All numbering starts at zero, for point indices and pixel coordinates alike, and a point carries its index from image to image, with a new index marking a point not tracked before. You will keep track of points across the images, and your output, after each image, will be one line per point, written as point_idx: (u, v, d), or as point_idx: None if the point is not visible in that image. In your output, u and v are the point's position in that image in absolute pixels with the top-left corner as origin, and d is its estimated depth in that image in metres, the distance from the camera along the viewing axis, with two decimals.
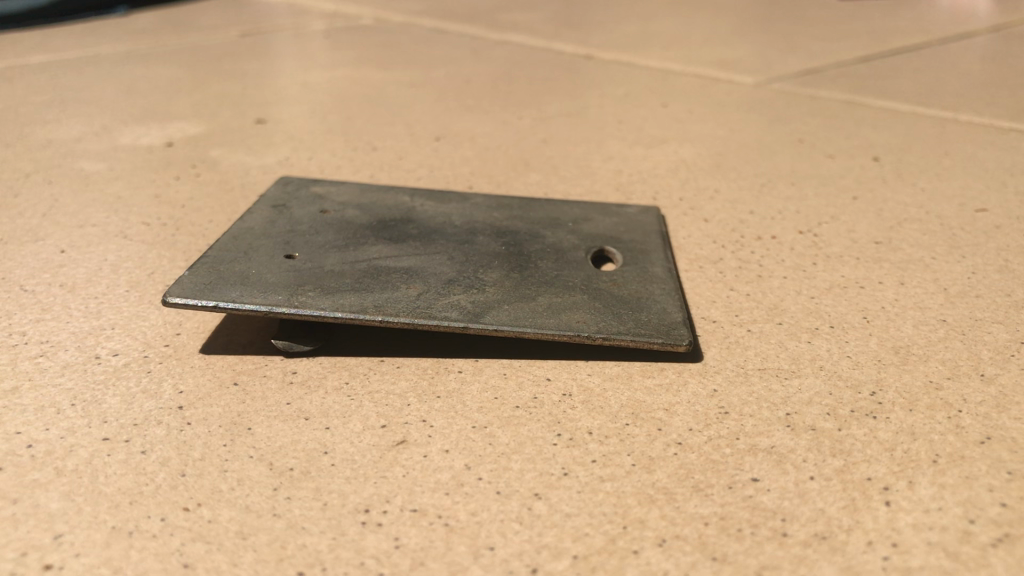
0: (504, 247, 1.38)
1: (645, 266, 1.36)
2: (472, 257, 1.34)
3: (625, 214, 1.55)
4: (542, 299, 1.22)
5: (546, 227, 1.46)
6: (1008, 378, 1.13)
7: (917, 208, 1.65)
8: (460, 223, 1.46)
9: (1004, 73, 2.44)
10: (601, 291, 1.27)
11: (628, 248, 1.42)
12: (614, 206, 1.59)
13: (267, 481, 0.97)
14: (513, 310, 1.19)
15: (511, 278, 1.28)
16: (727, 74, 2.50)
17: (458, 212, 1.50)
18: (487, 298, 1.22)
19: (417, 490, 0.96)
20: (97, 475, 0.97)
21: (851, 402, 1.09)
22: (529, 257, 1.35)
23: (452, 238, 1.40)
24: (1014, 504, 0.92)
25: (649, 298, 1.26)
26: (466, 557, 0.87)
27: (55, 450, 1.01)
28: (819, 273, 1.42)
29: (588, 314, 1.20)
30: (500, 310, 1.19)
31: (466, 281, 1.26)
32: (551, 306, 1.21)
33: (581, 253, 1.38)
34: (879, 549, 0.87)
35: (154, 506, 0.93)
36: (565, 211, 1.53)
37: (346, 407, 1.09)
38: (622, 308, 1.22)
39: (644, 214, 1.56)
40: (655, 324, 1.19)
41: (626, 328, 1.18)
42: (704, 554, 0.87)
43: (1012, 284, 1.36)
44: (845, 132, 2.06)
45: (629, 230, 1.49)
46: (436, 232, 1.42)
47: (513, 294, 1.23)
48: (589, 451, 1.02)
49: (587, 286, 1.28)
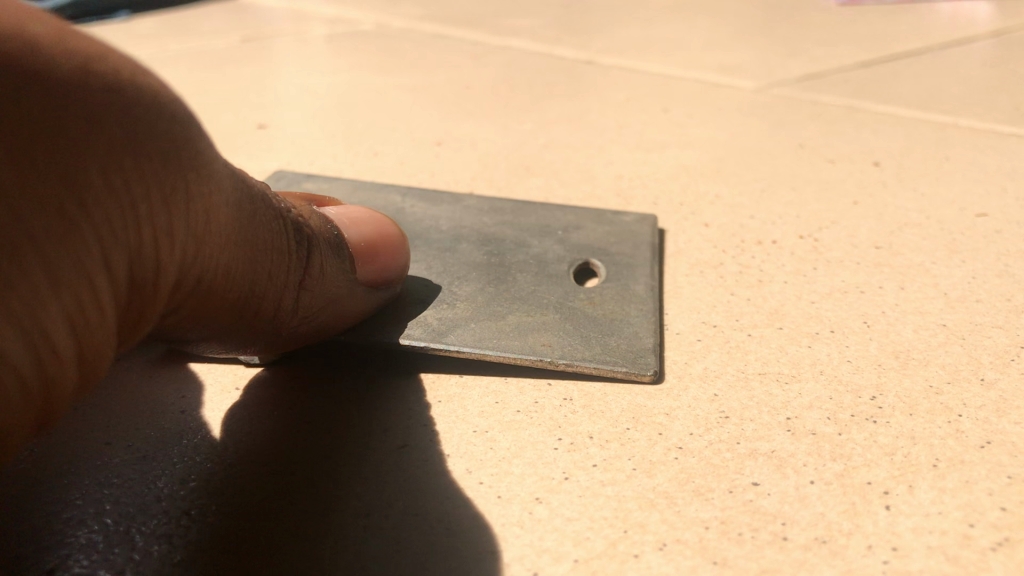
0: (485, 257, 1.38)
1: (626, 283, 1.35)
2: (449, 268, 1.35)
3: (619, 224, 1.55)
4: (512, 319, 1.22)
5: (538, 236, 1.47)
6: (1009, 382, 1.13)
7: (917, 213, 1.66)
8: (446, 227, 1.47)
9: (1003, 78, 2.46)
10: (574, 310, 1.26)
11: (613, 263, 1.41)
12: (610, 215, 1.58)
13: (252, 472, 1.00)
14: (482, 331, 1.19)
15: (483, 294, 1.29)
16: (728, 80, 2.51)
17: (447, 216, 1.51)
18: (455, 316, 1.22)
19: (418, 496, 0.97)
20: (102, 481, 0.99)
21: (851, 405, 1.10)
22: (508, 270, 1.35)
23: (433, 246, 1.41)
24: (1014, 508, 0.92)
25: (622, 320, 1.25)
26: (467, 563, 0.88)
27: (56, 458, 1.02)
28: (819, 277, 1.43)
29: (555, 337, 1.19)
30: (464, 329, 1.19)
31: (440, 297, 1.27)
32: (518, 325, 1.21)
33: (564, 266, 1.38)
34: (880, 553, 0.87)
35: (155, 510, 0.94)
36: (557, 218, 1.54)
37: (334, 403, 1.11)
38: (591, 330, 1.21)
39: (639, 224, 1.56)
40: (623, 350, 1.17)
41: (591, 353, 1.16)
42: (704, 558, 0.87)
43: (1013, 288, 1.36)
44: (846, 136, 2.07)
45: (618, 241, 1.48)
46: (421, 237, 1.44)
47: (482, 312, 1.24)
48: (590, 456, 1.02)
49: (562, 304, 1.27)
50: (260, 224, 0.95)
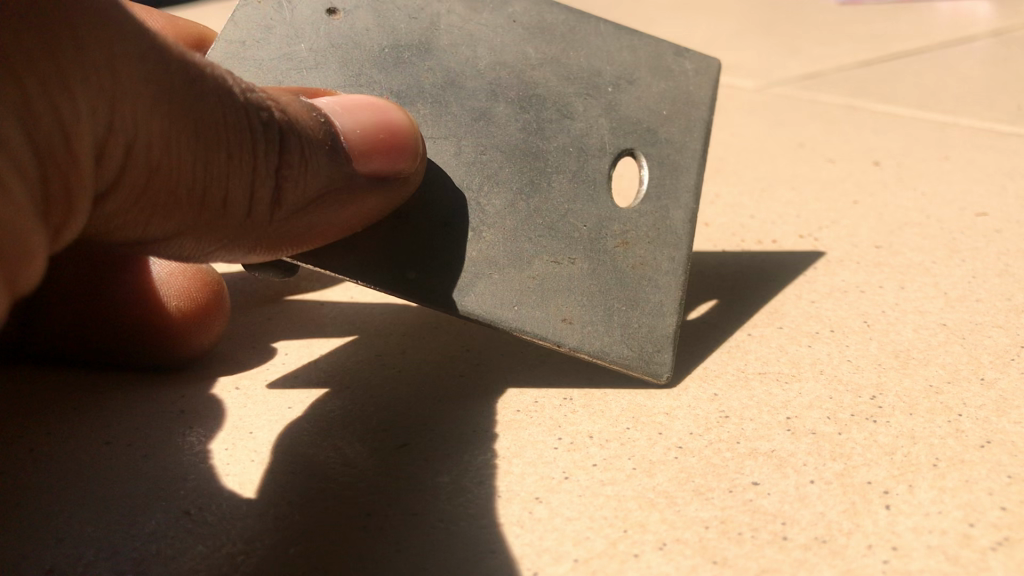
0: (522, 132, 1.25)
1: (664, 213, 1.28)
2: (483, 150, 1.22)
3: (675, 78, 1.39)
4: (539, 269, 1.18)
5: (582, 101, 1.31)
6: (1009, 382, 1.12)
7: (917, 212, 1.66)
8: (486, 72, 1.28)
9: (1004, 76, 2.45)
10: (604, 257, 1.21)
11: (658, 159, 1.32)
12: (667, 54, 1.41)
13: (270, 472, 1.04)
14: (515, 288, 1.16)
15: (516, 212, 1.20)
16: (728, 79, 2.51)
17: (486, 35, 1.31)
18: (483, 255, 1.16)
19: (418, 495, 0.98)
20: (110, 481, 1.03)
21: (850, 405, 1.10)
22: (544, 164, 1.24)
23: (468, 105, 1.24)
24: (1014, 507, 0.91)
25: (651, 275, 1.23)
26: (466, 563, 0.88)
27: (66, 461, 1.06)
28: (819, 276, 1.43)
29: (584, 306, 1.17)
30: (491, 286, 1.14)
31: (472, 216, 1.18)
32: (545, 281, 1.17)
33: (606, 167, 1.27)
34: (880, 552, 0.87)
35: (161, 508, 0.98)
36: (604, 60, 1.36)
37: (345, 400, 1.17)
38: (615, 297, 1.20)
39: (699, 85, 1.40)
40: (642, 339, 1.17)
41: (610, 342, 1.16)
42: (704, 557, 0.87)
43: (1013, 287, 1.36)
44: (846, 135, 2.08)
45: (668, 124, 1.36)
46: (456, 74, 1.26)
47: (512, 251, 1.18)
48: (590, 455, 1.03)
49: (593, 245, 1.21)
50: (209, 101, 0.87)
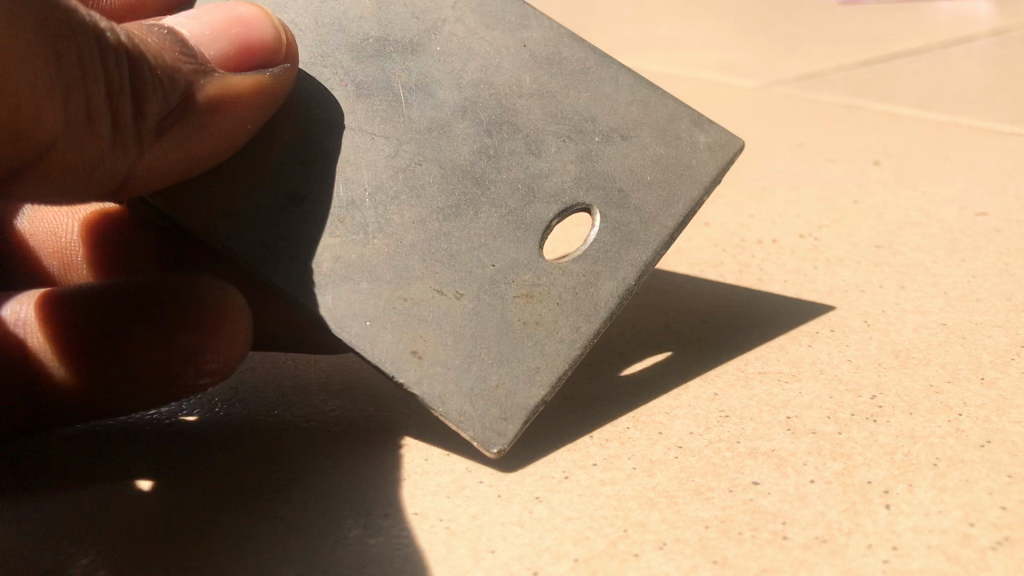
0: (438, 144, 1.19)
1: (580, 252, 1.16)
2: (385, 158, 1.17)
3: (634, 112, 1.27)
4: (415, 289, 1.09)
5: (554, 135, 1.23)
6: (1009, 381, 1.12)
7: (917, 212, 1.66)
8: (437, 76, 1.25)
9: (1004, 76, 2.45)
10: (495, 290, 1.11)
11: (590, 189, 1.20)
12: (634, 93, 1.29)
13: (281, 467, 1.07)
14: (364, 293, 1.09)
15: (408, 230, 1.13)
16: (728, 78, 2.51)
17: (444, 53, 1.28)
18: (353, 267, 1.10)
19: (417, 494, 1.01)
20: (118, 489, 1.05)
21: (851, 404, 1.10)
22: (452, 179, 1.17)
23: (388, 109, 1.21)
24: (1014, 507, 0.91)
25: (543, 339, 1.09)
26: (467, 561, 0.90)
27: (79, 470, 1.09)
28: (819, 276, 1.43)
29: (446, 342, 1.07)
30: (351, 296, 1.09)
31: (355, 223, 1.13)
32: (414, 304, 1.09)
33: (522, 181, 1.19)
34: (879, 552, 0.87)
35: (165, 518, 0.99)
36: (569, 81, 1.28)
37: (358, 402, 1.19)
38: (495, 345, 1.07)
39: (659, 120, 1.27)
40: (502, 394, 1.04)
41: (464, 382, 1.05)
42: (704, 556, 0.87)
43: (1013, 287, 1.36)
44: (845, 134, 2.08)
45: (612, 146, 1.24)
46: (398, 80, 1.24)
47: (390, 270, 1.10)
48: (590, 455, 1.04)
49: (480, 277, 1.11)
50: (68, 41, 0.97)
